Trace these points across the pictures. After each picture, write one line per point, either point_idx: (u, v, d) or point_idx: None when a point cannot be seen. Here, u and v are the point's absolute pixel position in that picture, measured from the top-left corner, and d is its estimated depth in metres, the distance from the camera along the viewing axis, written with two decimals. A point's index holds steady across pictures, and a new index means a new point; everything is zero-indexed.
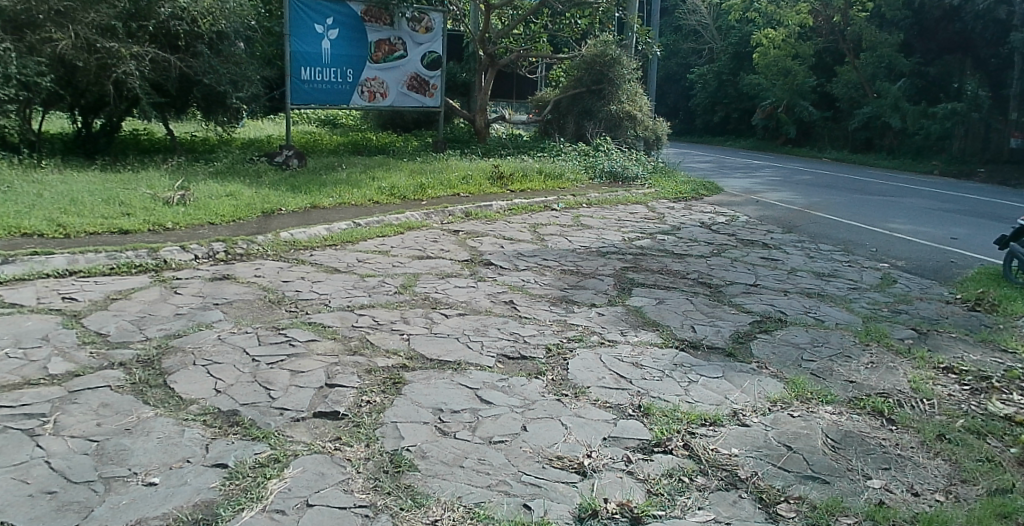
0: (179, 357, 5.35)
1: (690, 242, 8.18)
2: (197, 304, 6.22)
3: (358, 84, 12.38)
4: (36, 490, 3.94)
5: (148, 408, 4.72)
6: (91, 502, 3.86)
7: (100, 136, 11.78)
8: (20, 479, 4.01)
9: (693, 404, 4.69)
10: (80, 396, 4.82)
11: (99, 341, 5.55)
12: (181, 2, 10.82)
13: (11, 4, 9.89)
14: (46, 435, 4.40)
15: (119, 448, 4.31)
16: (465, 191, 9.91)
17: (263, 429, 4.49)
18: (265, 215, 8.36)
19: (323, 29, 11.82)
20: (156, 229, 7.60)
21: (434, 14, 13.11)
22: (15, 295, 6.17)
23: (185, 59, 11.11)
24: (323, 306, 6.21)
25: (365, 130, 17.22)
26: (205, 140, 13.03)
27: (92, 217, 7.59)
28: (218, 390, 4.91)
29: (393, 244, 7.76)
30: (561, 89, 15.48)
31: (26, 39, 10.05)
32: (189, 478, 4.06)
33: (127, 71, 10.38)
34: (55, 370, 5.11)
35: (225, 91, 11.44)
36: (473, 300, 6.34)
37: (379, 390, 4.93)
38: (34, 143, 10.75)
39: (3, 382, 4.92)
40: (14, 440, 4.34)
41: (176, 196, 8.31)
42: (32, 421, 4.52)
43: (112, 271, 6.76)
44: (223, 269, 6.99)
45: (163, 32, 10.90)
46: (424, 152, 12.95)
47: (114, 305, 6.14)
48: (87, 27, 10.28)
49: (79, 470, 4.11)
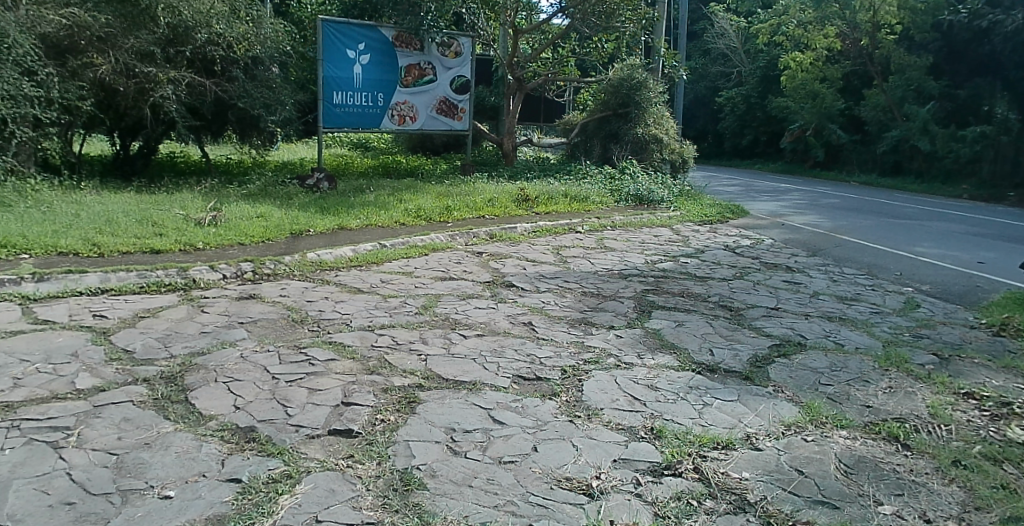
0: (202, 374, 5.52)
1: (714, 265, 8.13)
2: (222, 322, 6.38)
3: (388, 108, 12.53)
4: (56, 500, 4.09)
5: (168, 423, 4.87)
6: (108, 513, 4.00)
7: (138, 158, 12.06)
8: (42, 489, 4.16)
9: (705, 427, 4.66)
10: (104, 411, 5.00)
11: (125, 358, 5.77)
12: (217, 28, 11.04)
13: (55, 31, 9.92)
14: (69, 447, 4.57)
15: (138, 462, 4.45)
16: (491, 213, 9.98)
17: (278, 446, 4.62)
18: (293, 235, 8.47)
19: (355, 55, 11.97)
20: (186, 249, 7.77)
21: (463, 38, 13.26)
22: (49, 312, 6.50)
23: (221, 84, 11.33)
24: (345, 326, 6.29)
25: (396, 153, 17.43)
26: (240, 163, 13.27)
27: (126, 236, 7.82)
28: (237, 407, 5.08)
29: (416, 266, 7.81)
30: (588, 112, 15.55)
31: (68, 65, 10.15)
32: (203, 493, 4.19)
33: (165, 95, 10.61)
34: (83, 385, 5.35)
35: (259, 114, 11.61)
36: (493, 321, 6.35)
37: (394, 409, 4.99)
38: (74, 165, 10.96)
39: (32, 396, 5.15)
40: (39, 452, 4.52)
41: (208, 218, 8.48)
42: (56, 434, 4.71)
43: (142, 289, 6.97)
44: (251, 289, 7.11)
45: (199, 57, 11.17)
46: (453, 175, 13.06)
47: (142, 322, 6.37)
48: (127, 52, 10.46)
49: (98, 482, 4.25)
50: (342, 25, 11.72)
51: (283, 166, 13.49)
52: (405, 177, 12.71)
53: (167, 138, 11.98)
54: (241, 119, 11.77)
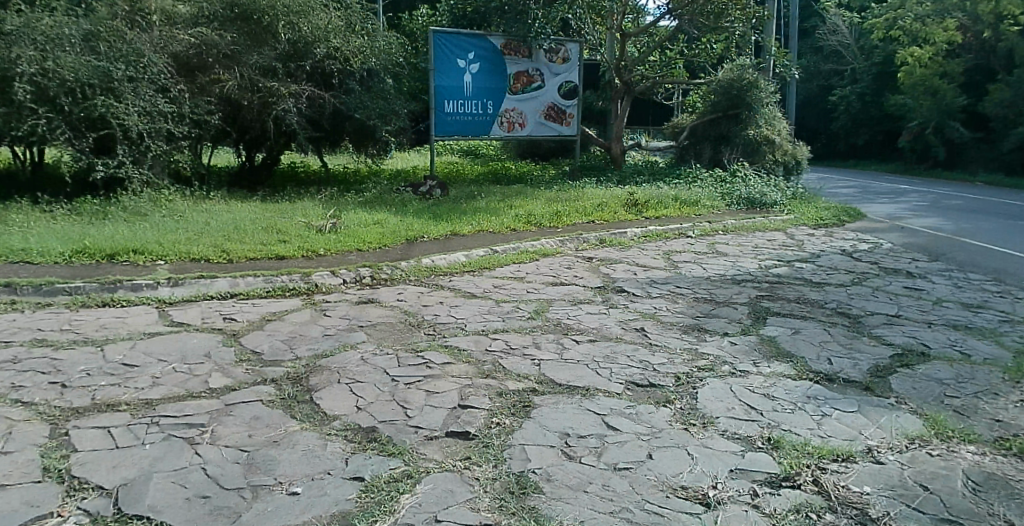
0: (325, 375, 5.93)
1: (830, 270, 7.92)
2: (343, 326, 6.73)
3: (498, 115, 12.71)
4: (192, 494, 4.56)
5: (295, 422, 5.31)
6: (240, 507, 4.41)
7: (263, 169, 12.70)
8: (179, 483, 4.66)
9: (825, 438, 4.56)
10: (235, 409, 5.53)
11: (254, 359, 6.32)
12: (334, 43, 11.48)
13: (185, 50, 10.55)
14: (203, 444, 5.10)
15: (267, 458, 4.89)
16: (600, 218, 9.99)
17: (398, 446, 4.89)
18: (409, 241, 8.72)
19: (464, 64, 12.19)
20: (308, 255, 8.12)
21: (570, 44, 13.35)
22: (183, 315, 7.19)
23: (339, 96, 11.72)
24: (460, 330, 6.46)
25: (506, 159, 17.64)
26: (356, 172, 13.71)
27: (253, 243, 8.31)
28: (359, 407, 5.41)
29: (528, 271, 7.91)
30: (697, 114, 15.32)
31: (197, 81, 10.76)
32: (329, 490, 4.52)
33: (287, 108, 11.09)
34: (216, 385, 5.93)
35: (375, 125, 11.88)
36: (605, 326, 6.39)
37: (509, 413, 5.14)
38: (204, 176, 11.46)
39: (172, 394, 5.81)
40: (176, 446, 5.08)
41: (328, 225, 8.83)
42: (192, 431, 5.27)
43: (268, 293, 7.45)
44: (369, 294, 7.38)
45: (318, 71, 11.60)
46: (561, 181, 13.16)
47: (269, 325, 6.88)
48: (251, 68, 10.97)
49: (231, 477, 4.70)
50: (454, 35, 11.95)
51: (397, 175, 13.86)
52: (513, 182, 12.87)
53: (288, 149, 12.52)
54: (358, 130, 12.14)
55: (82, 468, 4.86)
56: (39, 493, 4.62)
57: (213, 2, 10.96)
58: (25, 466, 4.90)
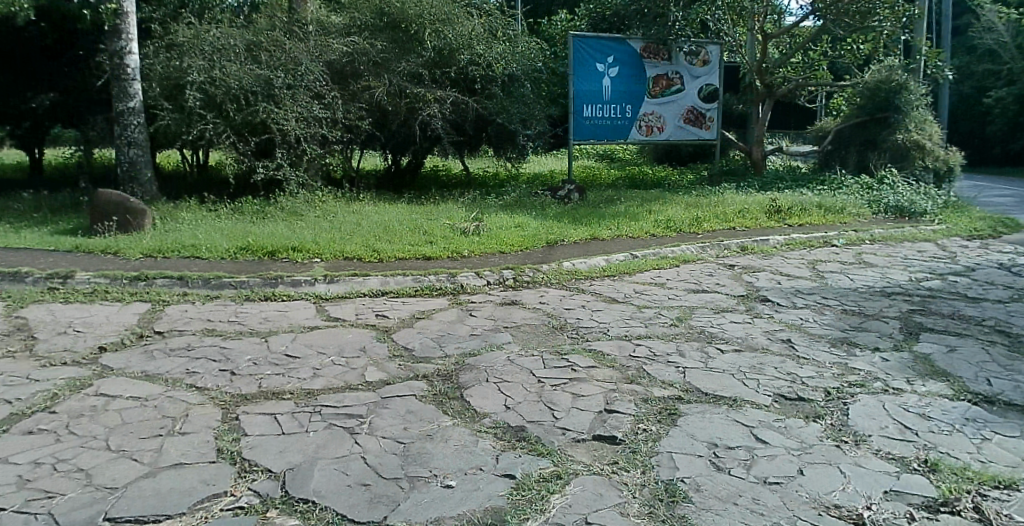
0: (474, 373, 6.22)
1: (988, 285, 7.62)
2: (489, 326, 7.02)
3: (637, 119, 12.77)
4: (353, 481, 4.92)
5: (447, 418, 5.60)
6: (398, 497, 4.73)
7: (406, 171, 13.20)
8: (342, 471, 5.03)
9: (985, 464, 4.49)
10: (390, 402, 5.89)
11: (406, 355, 6.68)
12: (478, 49, 11.76)
13: (338, 58, 11.08)
14: (362, 434, 5.47)
15: (422, 451, 5.20)
16: (741, 224, 9.90)
17: (547, 446, 5.10)
18: (549, 244, 8.93)
19: (604, 68, 12.32)
20: (453, 255, 8.48)
21: (711, 46, 13.18)
22: (338, 310, 7.66)
23: (481, 101, 12.05)
24: (603, 334, 6.62)
25: (643, 164, 17.63)
26: (496, 176, 14.01)
27: (401, 243, 8.75)
28: (507, 406, 5.66)
29: (668, 277, 7.98)
30: (843, 118, 14.92)
31: (349, 88, 11.23)
32: (481, 485, 4.78)
33: (432, 113, 11.39)
34: (372, 378, 6.32)
35: (515, 129, 12.15)
36: (750, 336, 6.40)
37: (655, 420, 5.27)
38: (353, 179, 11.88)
39: (332, 385, 6.24)
40: (338, 435, 5.48)
41: (471, 227, 9.17)
42: (352, 421, 5.66)
43: (417, 292, 7.83)
44: (512, 295, 7.65)
45: (462, 77, 11.93)
46: (700, 186, 13.09)
47: (418, 323, 7.25)
48: (400, 75, 11.37)
49: (388, 468, 5.03)
50: (595, 39, 12.13)
51: (536, 178, 14.03)
52: (652, 187, 12.90)
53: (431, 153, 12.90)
54: (499, 133, 12.43)
55: (254, 451, 5.33)
56: (215, 473, 5.10)
57: (365, 14, 11.55)
58: (202, 446, 5.42)
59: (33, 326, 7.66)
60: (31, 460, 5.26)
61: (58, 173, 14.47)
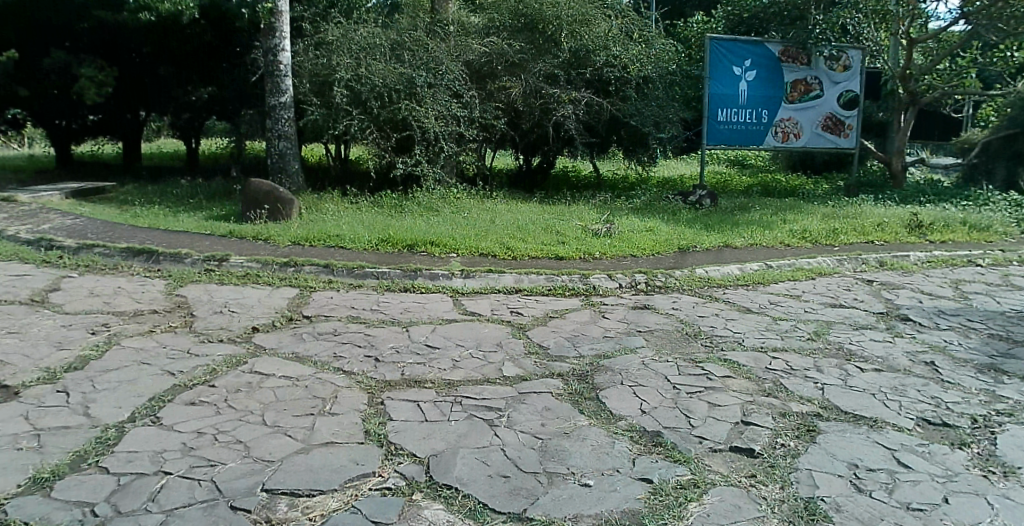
0: (609, 375, 6.43)
1: None
2: (623, 329, 7.21)
3: (772, 125, 12.65)
4: (494, 472, 5.22)
5: (583, 417, 5.83)
6: (537, 491, 5.00)
7: (537, 171, 13.50)
8: (484, 461, 5.34)
9: None
10: (528, 398, 6.17)
11: (541, 352, 6.94)
12: (614, 51, 11.92)
13: (477, 59, 11.64)
14: (501, 427, 5.77)
15: (560, 448, 5.45)
16: (881, 239, 9.72)
17: (683, 453, 5.26)
18: (681, 250, 9.04)
19: (741, 71, 12.30)
20: (585, 257, 8.76)
21: (854, 51, 12.84)
22: (475, 305, 8.00)
23: (616, 103, 12.18)
24: (738, 344, 6.71)
25: (775, 172, 17.34)
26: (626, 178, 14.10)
27: (535, 243, 9.13)
28: (643, 410, 5.85)
29: (804, 289, 7.97)
30: (992, 129, 14.31)
31: (487, 87, 11.72)
32: (619, 486, 4.99)
33: (565, 114, 11.65)
34: (509, 373, 6.61)
35: (649, 132, 12.19)
36: (890, 356, 6.38)
37: (793, 435, 5.36)
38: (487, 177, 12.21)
39: (472, 377, 6.56)
40: (479, 426, 5.79)
41: (603, 229, 9.41)
42: (491, 414, 5.96)
43: (550, 291, 8.10)
44: (644, 300, 7.82)
45: (597, 78, 12.06)
46: (837, 196, 12.88)
47: (553, 322, 7.50)
48: (536, 76, 11.73)
49: (528, 462, 5.31)
50: (733, 42, 12.18)
51: (666, 182, 14.01)
52: (786, 195, 12.75)
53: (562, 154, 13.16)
54: (631, 135, 12.59)
55: (399, 436, 5.70)
56: (363, 453, 5.50)
57: (503, 15, 12.03)
58: (350, 427, 5.83)
59: (193, 305, 8.31)
60: (196, 429, 5.79)
61: (212, 165, 15.58)
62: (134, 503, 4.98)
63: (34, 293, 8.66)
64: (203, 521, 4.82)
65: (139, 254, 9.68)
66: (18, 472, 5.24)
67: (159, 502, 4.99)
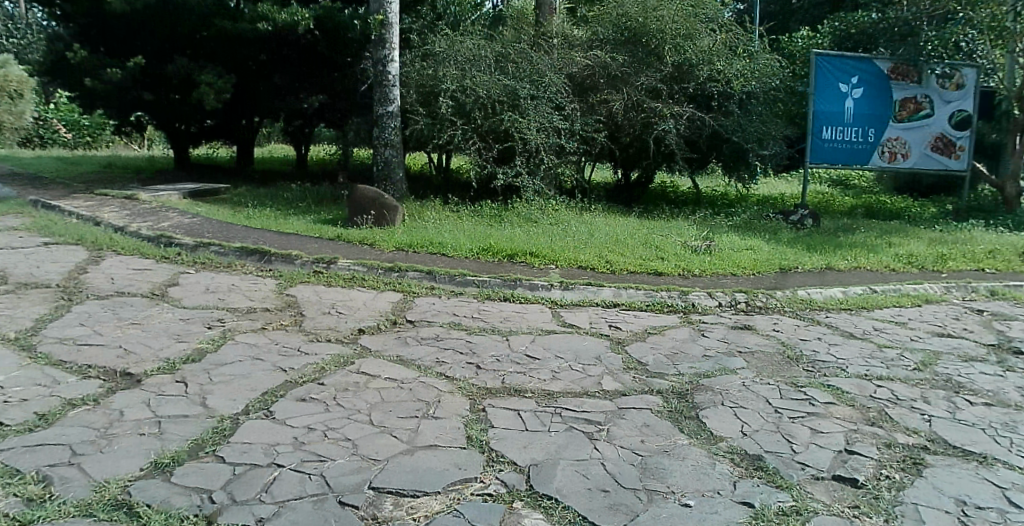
0: (710, 395, 6.51)
1: None
2: (723, 349, 7.27)
3: (879, 144, 12.43)
4: (594, 486, 5.37)
5: (683, 436, 5.94)
6: (637, 507, 5.13)
7: (636, 186, 13.69)
8: (584, 473, 5.50)
9: None
10: (627, 413, 6.30)
11: (640, 368, 7.06)
12: (718, 66, 12.09)
13: (580, 72, 12.11)
14: (601, 440, 5.92)
15: (659, 466, 5.58)
16: (992, 266, 9.47)
17: (785, 479, 5.32)
18: (782, 270, 9.04)
19: (847, 88, 12.12)
20: (684, 274, 8.87)
21: (967, 69, 12.48)
22: (574, 317, 8.17)
23: (718, 118, 12.21)
24: (841, 371, 6.71)
25: (880, 193, 16.94)
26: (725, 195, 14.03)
27: (633, 257, 9.28)
28: (743, 433, 5.92)
29: (910, 316, 7.88)
30: None
31: (588, 100, 12.12)
32: (719, 509, 5.08)
33: (666, 129, 11.79)
34: (608, 387, 6.75)
35: (750, 148, 12.18)
36: (1002, 391, 6.30)
37: (898, 467, 5.37)
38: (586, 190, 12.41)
39: (571, 390, 6.72)
40: (578, 438, 5.96)
41: (702, 246, 9.57)
42: (591, 427, 6.12)
43: (649, 307, 8.23)
44: (745, 319, 7.89)
45: (700, 93, 12.25)
46: (945, 220, 12.57)
47: (651, 338, 7.60)
48: (638, 89, 12.01)
49: (627, 477, 5.45)
50: (838, 58, 11.99)
51: (766, 201, 13.86)
52: (891, 218, 12.50)
53: (660, 169, 13.28)
54: (732, 152, 12.58)
55: (500, 443, 5.91)
56: (465, 458, 5.71)
57: (607, 28, 12.41)
58: (453, 432, 6.06)
59: (302, 305, 8.71)
60: (306, 425, 6.10)
61: (319, 171, 16.33)
62: (249, 493, 5.25)
63: (155, 287, 9.22)
64: (313, 515, 5.06)
65: (252, 253, 10.18)
66: (141, 455, 5.61)
67: (272, 494, 5.25)
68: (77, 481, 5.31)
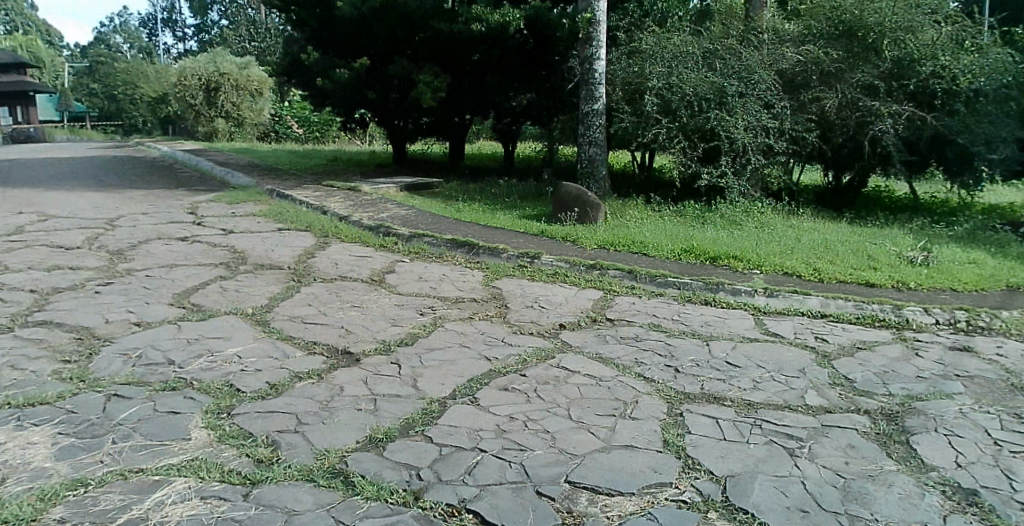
0: (922, 420, 6.22)
1: None
2: (939, 372, 6.91)
3: None
4: (793, 504, 5.30)
5: (890, 462, 5.73)
6: None
7: (847, 190, 13.56)
8: (782, 491, 5.45)
9: None
10: (830, 431, 6.14)
11: (846, 385, 6.83)
12: (943, 62, 11.56)
13: (792, 68, 12.04)
14: (801, 457, 5.82)
15: (863, 491, 5.42)
16: None
17: (1004, 520, 5.06)
18: (1009, 288, 8.53)
19: None
20: (899, 286, 8.52)
21: None
22: (777, 326, 8.00)
23: (940, 118, 11.77)
24: None
25: None
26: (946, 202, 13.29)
27: (843, 266, 9.03)
28: (959, 464, 5.63)
29: None
30: None
31: (800, 98, 12.03)
32: None
33: (883, 128, 11.53)
34: (811, 402, 6.58)
35: (977, 151, 11.64)
36: None
37: None
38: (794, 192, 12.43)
39: (772, 402, 6.62)
40: (777, 453, 5.88)
41: (920, 258, 9.12)
42: (792, 442, 6.02)
43: (858, 320, 7.96)
44: (964, 340, 7.51)
45: (922, 92, 11.83)
46: None
47: (859, 354, 7.33)
48: (854, 86, 11.78)
49: (828, 499, 5.34)
50: None
51: (994, 209, 12.85)
52: None
53: (875, 172, 13.02)
54: (956, 154, 12.07)
55: (697, 451, 5.96)
56: (660, 461, 5.82)
57: (821, 22, 12.24)
58: (650, 434, 6.17)
59: (506, 297, 9.11)
60: (507, 414, 6.44)
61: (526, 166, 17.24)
62: (453, 473, 5.62)
63: (374, 274, 9.97)
64: (512, 501, 5.35)
65: (460, 245, 10.74)
66: (358, 429, 6.14)
67: (474, 477, 5.60)
68: (302, 447, 5.88)
